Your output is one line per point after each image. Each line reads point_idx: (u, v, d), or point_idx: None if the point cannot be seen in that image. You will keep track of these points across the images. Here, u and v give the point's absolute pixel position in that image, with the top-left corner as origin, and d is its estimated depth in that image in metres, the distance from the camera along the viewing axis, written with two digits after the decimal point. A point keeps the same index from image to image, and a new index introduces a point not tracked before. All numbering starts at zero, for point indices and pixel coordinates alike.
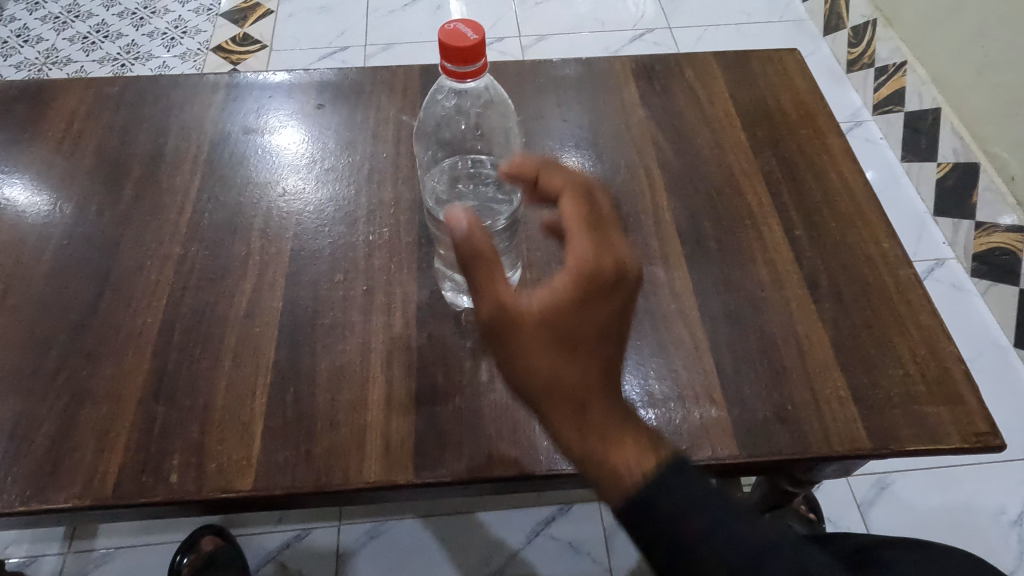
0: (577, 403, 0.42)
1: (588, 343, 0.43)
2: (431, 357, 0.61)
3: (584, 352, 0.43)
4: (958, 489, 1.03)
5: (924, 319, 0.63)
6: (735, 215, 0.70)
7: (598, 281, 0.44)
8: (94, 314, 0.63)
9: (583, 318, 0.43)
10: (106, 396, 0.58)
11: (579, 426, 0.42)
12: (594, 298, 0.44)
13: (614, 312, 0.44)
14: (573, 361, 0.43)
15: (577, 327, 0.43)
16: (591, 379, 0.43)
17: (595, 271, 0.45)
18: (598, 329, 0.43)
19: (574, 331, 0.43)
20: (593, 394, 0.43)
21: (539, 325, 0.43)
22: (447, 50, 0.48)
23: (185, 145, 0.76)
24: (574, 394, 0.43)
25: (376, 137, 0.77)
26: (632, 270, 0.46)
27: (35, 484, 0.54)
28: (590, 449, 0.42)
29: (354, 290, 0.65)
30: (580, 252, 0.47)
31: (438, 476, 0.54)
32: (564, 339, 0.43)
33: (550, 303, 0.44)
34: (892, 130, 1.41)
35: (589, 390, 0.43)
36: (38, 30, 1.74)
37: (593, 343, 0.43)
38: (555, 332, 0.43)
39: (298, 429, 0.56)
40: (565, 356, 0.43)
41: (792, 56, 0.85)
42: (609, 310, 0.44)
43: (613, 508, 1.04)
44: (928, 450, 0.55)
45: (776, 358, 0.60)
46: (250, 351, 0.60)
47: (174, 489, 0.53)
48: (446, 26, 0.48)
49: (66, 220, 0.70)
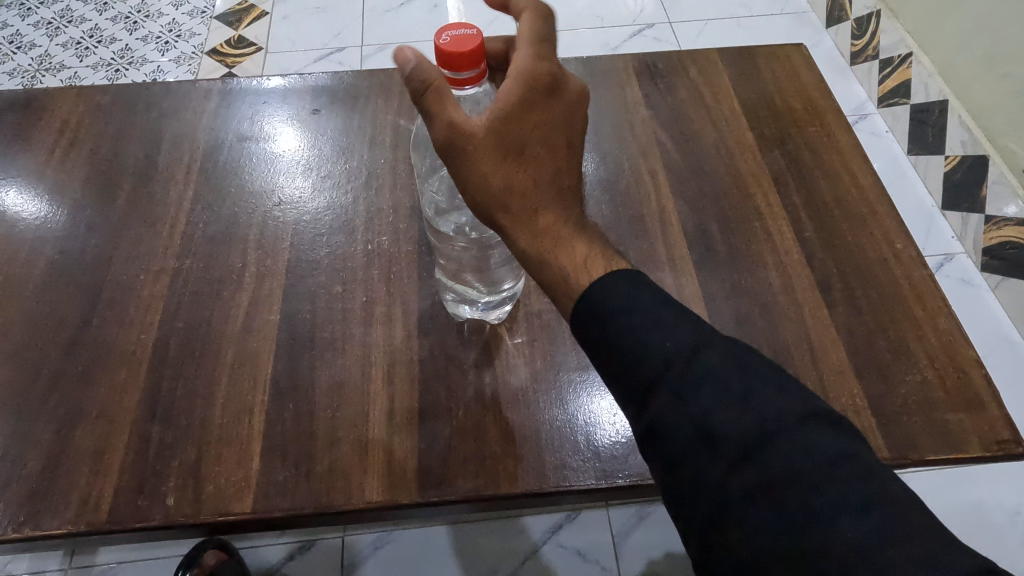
0: (529, 192, 0.45)
1: (534, 147, 0.45)
2: (433, 370, 0.59)
3: (531, 156, 0.45)
4: (973, 490, 1.01)
5: (941, 322, 0.61)
6: (743, 217, 0.68)
7: (540, 82, 0.45)
8: (87, 330, 0.61)
9: (528, 123, 0.45)
10: (100, 416, 0.56)
11: (532, 228, 0.45)
12: (537, 100, 0.45)
13: (557, 118, 0.46)
14: (521, 164, 0.45)
15: (523, 110, 0.44)
16: (540, 183, 0.45)
17: (535, 76, 0.45)
18: (542, 129, 0.45)
19: (520, 149, 0.45)
20: (543, 174, 0.45)
21: (488, 133, 0.44)
22: (460, 56, 0.45)
23: (177, 154, 0.74)
24: (525, 195, 0.45)
25: (373, 142, 0.75)
26: (573, 82, 0.46)
27: (27, 509, 0.52)
28: (541, 248, 0.44)
29: (354, 302, 0.63)
30: (521, 61, 0.45)
31: (442, 494, 0.52)
32: (511, 137, 0.44)
33: (499, 111, 0.44)
34: (898, 123, 1.39)
35: (540, 192, 0.45)
36: (31, 36, 1.72)
37: (539, 145, 0.45)
38: (504, 126, 0.44)
39: (298, 448, 0.54)
40: (514, 160, 0.45)
41: (798, 51, 0.83)
42: (552, 113, 0.45)
43: (620, 514, 1.03)
44: (948, 459, 0.54)
45: (789, 365, 0.58)
46: (247, 367, 0.59)
47: (171, 513, 0.51)
48: (441, 35, 0.46)
49: (57, 234, 0.68)
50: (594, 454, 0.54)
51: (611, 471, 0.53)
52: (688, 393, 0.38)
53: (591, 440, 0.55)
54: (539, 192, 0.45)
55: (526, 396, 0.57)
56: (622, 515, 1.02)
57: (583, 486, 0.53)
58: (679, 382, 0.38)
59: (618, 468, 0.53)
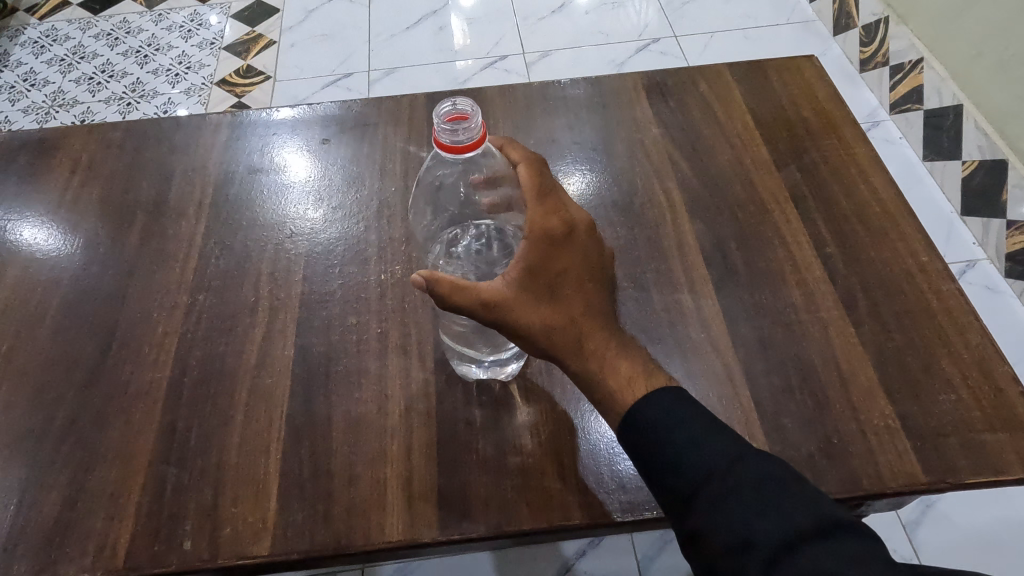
0: (571, 320, 0.47)
1: (560, 283, 0.48)
2: (451, 404, 0.57)
3: (547, 266, 0.48)
4: (1010, 505, 0.98)
5: (973, 337, 0.59)
6: (687, 501, 0.42)
7: (538, 287, 0.47)
8: (101, 370, 0.61)
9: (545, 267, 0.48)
10: (116, 460, 0.55)
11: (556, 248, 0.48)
12: (540, 258, 0.48)
13: (544, 271, 0.48)
14: (549, 295, 0.47)
15: (551, 263, 0.48)
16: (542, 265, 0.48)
17: (552, 227, 0.48)
18: (551, 272, 0.48)
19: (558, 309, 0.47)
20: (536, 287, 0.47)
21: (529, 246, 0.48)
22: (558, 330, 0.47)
23: (189, 188, 0.74)
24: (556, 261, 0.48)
25: (383, 171, 0.74)
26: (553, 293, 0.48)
27: (42, 557, 0.51)
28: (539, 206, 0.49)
29: (368, 334, 0.62)
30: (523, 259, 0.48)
31: (464, 533, 0.51)
32: (502, 322, 0.47)
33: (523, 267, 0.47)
34: (912, 130, 1.37)
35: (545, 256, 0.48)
36: (44, 73, 1.75)
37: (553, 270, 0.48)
38: (525, 292, 0.47)
39: (316, 487, 0.53)
40: (547, 297, 0.47)
41: (810, 62, 0.82)
42: (546, 276, 0.47)
43: (645, 537, 0.99)
44: (988, 481, 0.51)
45: (818, 388, 0.56)
46: (261, 404, 0.58)
47: (189, 557, 0.50)
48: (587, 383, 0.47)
49: (71, 271, 0.68)
50: (621, 485, 0.52)
51: (638, 504, 0.51)
52: (732, 503, 0.40)
53: (616, 471, 0.53)
54: (576, 357, 0.47)
55: (549, 424, 0.56)
56: (647, 538, 0.98)
57: (610, 521, 0.51)
58: (721, 492, 0.41)
59: (646, 501, 0.51)
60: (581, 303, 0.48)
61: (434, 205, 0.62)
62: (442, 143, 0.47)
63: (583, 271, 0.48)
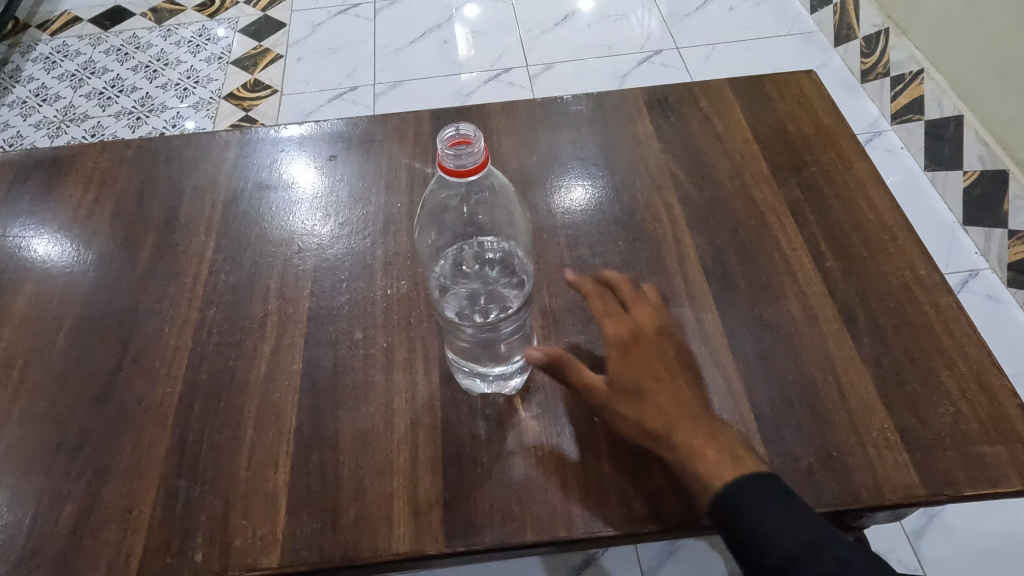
0: (660, 413, 0.51)
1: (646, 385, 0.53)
2: (456, 417, 0.58)
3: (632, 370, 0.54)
4: (1014, 515, 0.99)
5: (971, 350, 0.60)
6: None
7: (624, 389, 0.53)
8: (114, 384, 0.62)
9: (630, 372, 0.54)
10: (129, 472, 0.57)
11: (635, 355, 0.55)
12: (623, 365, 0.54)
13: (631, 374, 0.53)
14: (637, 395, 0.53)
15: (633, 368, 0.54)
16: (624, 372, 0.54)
17: (625, 337, 0.56)
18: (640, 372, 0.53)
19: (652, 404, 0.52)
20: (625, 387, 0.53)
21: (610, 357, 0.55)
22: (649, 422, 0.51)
23: (199, 205, 0.76)
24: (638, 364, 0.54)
25: (389, 187, 0.76)
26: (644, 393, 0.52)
27: (57, 569, 0.52)
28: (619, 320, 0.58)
29: (374, 348, 0.63)
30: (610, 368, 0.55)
31: (468, 545, 0.51)
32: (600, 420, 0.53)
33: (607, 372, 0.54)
34: (913, 140, 1.38)
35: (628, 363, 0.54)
36: (56, 88, 1.78)
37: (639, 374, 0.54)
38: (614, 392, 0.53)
39: (323, 500, 0.54)
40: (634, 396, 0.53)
41: (809, 77, 0.83)
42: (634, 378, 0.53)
43: (649, 547, 0.99)
44: (986, 493, 0.52)
45: (817, 401, 0.57)
46: (270, 418, 0.59)
47: (199, 568, 0.51)
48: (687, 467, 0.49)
49: (84, 287, 0.70)
50: (623, 497, 0.53)
51: (640, 516, 0.52)
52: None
53: (618, 483, 0.54)
54: (668, 446, 0.50)
55: (552, 437, 0.57)
56: (651, 548, 0.99)
57: (612, 533, 0.51)
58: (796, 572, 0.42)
59: (648, 513, 0.52)
60: (669, 397, 0.52)
61: (438, 224, 0.63)
62: (445, 168, 0.48)
63: (664, 371, 0.53)
